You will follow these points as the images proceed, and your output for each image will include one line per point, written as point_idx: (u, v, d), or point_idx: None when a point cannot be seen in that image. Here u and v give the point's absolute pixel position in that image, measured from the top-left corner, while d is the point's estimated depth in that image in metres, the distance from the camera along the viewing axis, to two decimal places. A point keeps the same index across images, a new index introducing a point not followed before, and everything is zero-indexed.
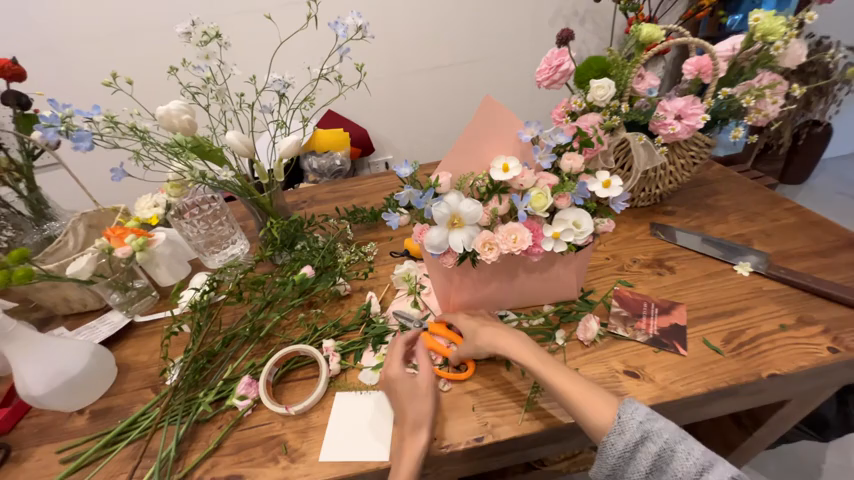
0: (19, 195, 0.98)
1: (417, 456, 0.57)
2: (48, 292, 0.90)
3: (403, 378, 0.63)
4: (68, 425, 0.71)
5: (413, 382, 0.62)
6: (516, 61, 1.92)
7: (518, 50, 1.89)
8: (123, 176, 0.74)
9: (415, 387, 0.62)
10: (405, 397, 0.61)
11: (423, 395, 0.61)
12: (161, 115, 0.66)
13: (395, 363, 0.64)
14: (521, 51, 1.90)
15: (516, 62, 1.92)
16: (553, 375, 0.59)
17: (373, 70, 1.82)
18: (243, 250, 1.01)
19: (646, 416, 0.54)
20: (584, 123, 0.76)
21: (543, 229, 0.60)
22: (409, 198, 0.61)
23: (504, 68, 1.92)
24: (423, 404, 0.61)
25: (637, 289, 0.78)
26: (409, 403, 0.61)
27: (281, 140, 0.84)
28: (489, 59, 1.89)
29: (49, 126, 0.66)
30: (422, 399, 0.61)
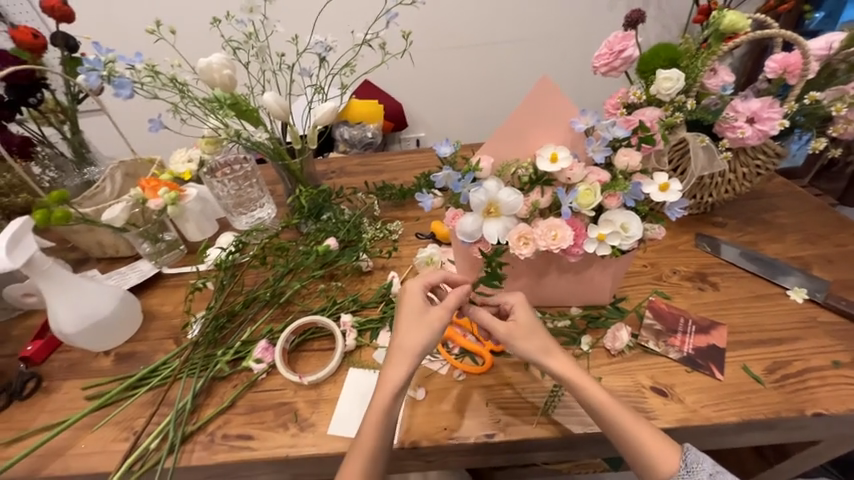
0: (63, 137, 1.01)
1: (389, 394, 0.54)
2: (85, 235, 0.93)
3: (421, 299, 0.59)
4: (94, 364, 0.74)
5: (424, 309, 0.59)
6: (566, 44, 1.80)
7: (570, 33, 1.77)
8: (160, 127, 0.73)
9: (422, 314, 0.58)
10: (408, 322, 0.58)
11: (426, 324, 0.57)
12: (203, 68, 0.66)
13: (420, 282, 0.61)
14: (574, 34, 1.78)
15: (567, 46, 1.80)
16: (587, 385, 0.55)
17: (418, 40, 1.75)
18: (269, 215, 1.00)
19: (714, 467, 0.51)
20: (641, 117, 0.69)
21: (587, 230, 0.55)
22: (446, 180, 0.58)
23: (553, 51, 1.81)
24: (422, 338, 0.56)
25: (674, 303, 0.73)
26: (409, 332, 0.57)
27: (318, 106, 0.82)
28: (538, 40, 1.78)
29: (92, 71, 0.66)
30: (423, 330, 0.57)
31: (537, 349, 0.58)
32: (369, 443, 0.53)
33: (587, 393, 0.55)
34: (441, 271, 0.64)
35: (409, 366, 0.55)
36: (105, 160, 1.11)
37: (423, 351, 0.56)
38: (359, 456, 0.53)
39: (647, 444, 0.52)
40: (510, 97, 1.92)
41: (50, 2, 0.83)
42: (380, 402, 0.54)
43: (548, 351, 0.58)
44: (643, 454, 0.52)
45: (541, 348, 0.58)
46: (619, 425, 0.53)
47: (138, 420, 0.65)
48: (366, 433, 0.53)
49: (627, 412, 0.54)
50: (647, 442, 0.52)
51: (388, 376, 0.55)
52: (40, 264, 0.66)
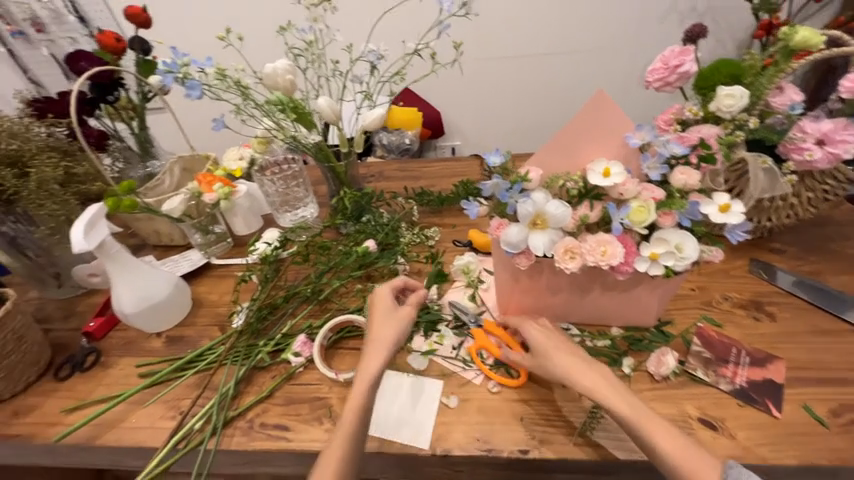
0: (132, 132, 1.10)
1: (366, 378, 0.59)
2: (145, 223, 1.00)
3: (389, 300, 0.68)
4: (146, 344, 0.79)
5: (396, 309, 0.67)
6: (611, 57, 1.76)
7: (616, 46, 1.74)
8: (223, 127, 0.78)
9: (394, 312, 0.66)
10: (381, 318, 0.65)
11: (398, 318, 0.65)
12: (269, 73, 0.72)
13: (389, 288, 0.70)
14: (620, 47, 1.74)
15: (611, 59, 1.76)
16: (619, 402, 0.54)
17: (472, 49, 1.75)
18: (312, 214, 1.04)
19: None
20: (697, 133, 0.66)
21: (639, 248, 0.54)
22: (494, 189, 0.57)
23: (597, 64, 1.77)
24: (395, 330, 0.64)
25: (725, 331, 0.69)
26: (383, 326, 0.64)
27: (367, 112, 0.83)
28: (582, 52, 1.75)
29: (169, 73, 0.72)
30: (390, 322, 0.64)
31: (562, 366, 0.58)
32: (347, 433, 0.55)
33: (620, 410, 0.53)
34: (404, 279, 0.72)
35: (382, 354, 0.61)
36: (166, 155, 1.19)
37: (396, 342, 0.63)
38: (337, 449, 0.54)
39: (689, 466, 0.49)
40: (552, 108, 1.90)
41: (133, 10, 0.92)
42: (358, 388, 0.58)
43: (573, 368, 0.58)
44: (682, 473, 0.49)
45: (563, 365, 0.58)
46: (655, 443, 0.51)
47: (184, 400, 0.68)
48: (344, 421, 0.55)
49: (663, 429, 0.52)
50: (687, 465, 0.49)
51: (365, 364, 0.60)
52: (109, 247, 0.72)
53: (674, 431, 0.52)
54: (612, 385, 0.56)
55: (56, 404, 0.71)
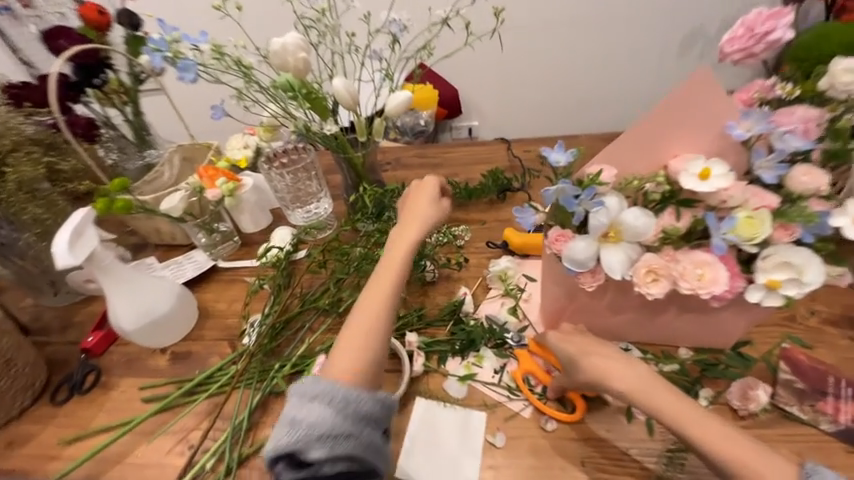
0: (126, 119, 0.99)
1: (401, 256, 0.59)
2: (144, 222, 0.91)
3: (432, 189, 0.66)
4: (151, 362, 0.71)
5: (437, 199, 0.67)
6: (667, 12, 1.40)
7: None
8: (223, 115, 0.68)
9: (434, 199, 0.66)
10: (421, 205, 0.65)
11: (436, 207, 0.65)
12: (276, 48, 0.59)
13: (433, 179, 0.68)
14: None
15: (668, 13, 1.39)
16: (673, 410, 0.47)
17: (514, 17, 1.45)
18: (326, 209, 0.93)
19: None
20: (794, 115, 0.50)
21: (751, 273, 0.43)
22: (557, 195, 0.45)
23: (648, 19, 1.41)
24: (431, 218, 0.63)
25: (816, 354, 0.59)
26: (421, 211, 0.64)
27: (389, 96, 0.71)
28: (632, 8, 1.39)
29: (157, 51, 0.60)
30: (426, 207, 0.65)
31: (598, 369, 0.51)
32: (373, 312, 0.55)
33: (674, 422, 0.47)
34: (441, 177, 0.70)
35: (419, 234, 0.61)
36: (164, 143, 1.08)
37: (431, 227, 0.63)
38: (365, 323, 0.54)
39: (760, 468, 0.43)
40: (593, 80, 1.54)
41: None
42: (393, 265, 0.58)
43: (611, 371, 0.51)
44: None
45: (600, 368, 0.51)
46: (715, 447, 0.44)
47: (195, 431, 0.61)
48: (373, 295, 0.56)
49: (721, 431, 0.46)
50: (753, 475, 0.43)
51: (402, 239, 0.61)
52: (101, 258, 0.64)
53: (729, 428, 0.46)
54: (662, 389, 0.49)
55: (55, 434, 0.64)
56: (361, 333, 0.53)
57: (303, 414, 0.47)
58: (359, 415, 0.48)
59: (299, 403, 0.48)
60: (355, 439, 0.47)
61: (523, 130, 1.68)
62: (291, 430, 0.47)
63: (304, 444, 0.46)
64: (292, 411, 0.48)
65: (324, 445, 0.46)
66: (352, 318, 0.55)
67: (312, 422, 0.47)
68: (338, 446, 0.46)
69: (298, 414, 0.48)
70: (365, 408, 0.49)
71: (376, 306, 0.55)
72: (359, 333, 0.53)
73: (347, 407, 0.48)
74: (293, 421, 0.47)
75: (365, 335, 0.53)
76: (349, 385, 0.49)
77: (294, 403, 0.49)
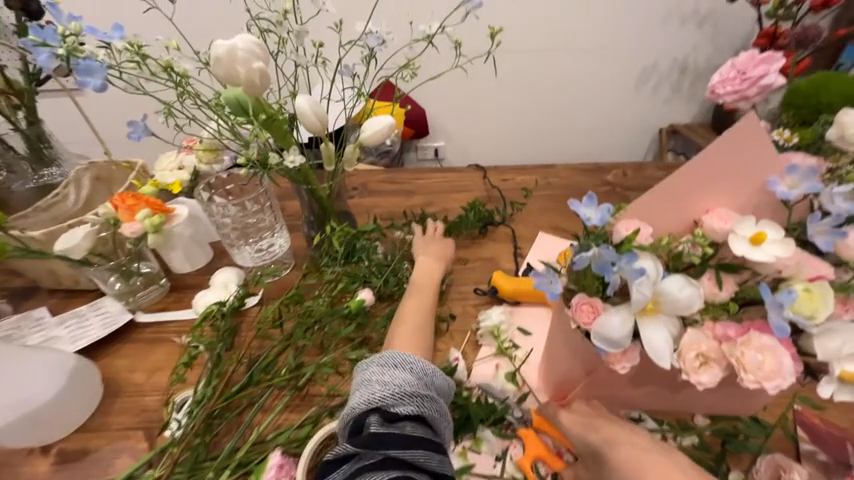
0: (15, 127, 0.77)
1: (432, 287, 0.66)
2: (32, 263, 0.70)
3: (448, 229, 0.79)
4: (26, 469, 0.51)
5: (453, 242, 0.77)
6: (631, 53, 1.40)
7: (638, 36, 1.36)
8: (144, 134, 0.52)
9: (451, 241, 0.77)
10: (442, 243, 0.75)
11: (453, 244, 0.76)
12: (221, 56, 0.45)
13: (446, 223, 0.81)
14: (643, 40, 1.37)
15: (632, 53, 1.40)
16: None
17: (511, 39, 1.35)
18: (282, 246, 0.78)
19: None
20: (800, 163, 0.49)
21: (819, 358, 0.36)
22: (590, 260, 0.37)
23: (614, 59, 1.40)
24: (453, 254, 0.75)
25: (829, 416, 0.55)
26: (441, 244, 0.75)
27: (366, 121, 0.60)
28: (599, 47, 1.37)
29: (44, 46, 0.44)
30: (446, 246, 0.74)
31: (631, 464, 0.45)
32: (416, 317, 0.60)
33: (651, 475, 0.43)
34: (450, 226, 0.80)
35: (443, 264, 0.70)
36: (71, 159, 0.86)
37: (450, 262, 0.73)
38: (413, 328, 0.59)
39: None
40: (564, 114, 1.52)
41: None
42: (428, 280, 0.67)
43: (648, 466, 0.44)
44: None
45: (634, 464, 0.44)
46: None
47: None
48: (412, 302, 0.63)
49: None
50: None
51: (431, 272, 0.68)
52: None
53: None
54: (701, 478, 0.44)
55: None
56: (411, 336, 0.58)
57: (389, 376, 0.47)
58: (436, 386, 0.49)
59: (380, 369, 0.48)
60: (437, 403, 0.47)
61: (496, 159, 1.62)
62: (380, 386, 0.46)
63: (395, 397, 0.45)
64: (375, 376, 0.48)
65: (413, 402, 0.45)
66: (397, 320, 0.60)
67: (400, 382, 0.47)
68: (424, 405, 0.46)
69: (382, 376, 0.48)
70: (440, 381, 0.50)
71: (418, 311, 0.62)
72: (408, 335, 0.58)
73: (427, 375, 0.49)
74: (378, 381, 0.47)
75: (413, 338, 0.58)
76: (420, 358, 0.51)
77: (374, 370, 0.49)
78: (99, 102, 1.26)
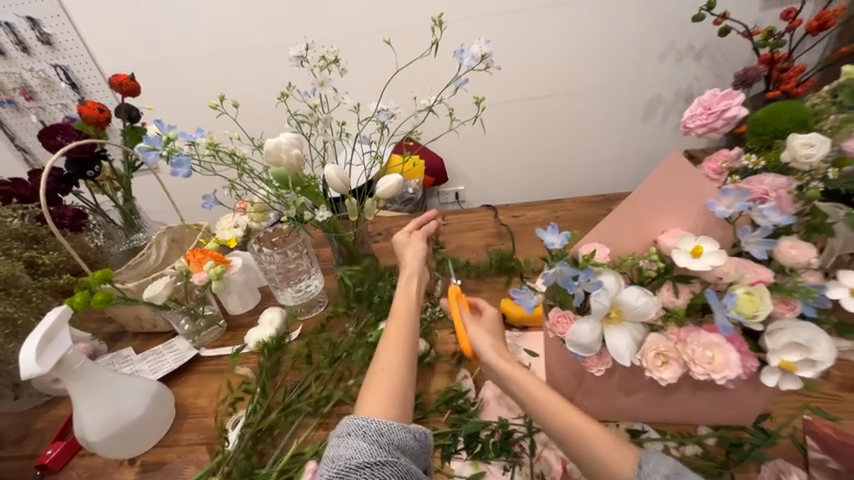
0: (115, 205, 0.99)
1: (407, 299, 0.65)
2: (124, 310, 0.87)
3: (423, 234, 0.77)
4: (118, 477, 0.63)
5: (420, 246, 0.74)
6: (630, 88, 1.47)
7: (635, 75, 1.45)
8: (214, 204, 0.68)
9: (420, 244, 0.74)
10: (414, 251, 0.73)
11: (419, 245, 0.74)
12: (270, 148, 0.61)
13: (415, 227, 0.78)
14: (639, 78, 1.45)
15: (630, 91, 1.47)
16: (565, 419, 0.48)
17: (503, 97, 1.50)
18: (318, 286, 0.92)
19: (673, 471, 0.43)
20: (759, 184, 0.55)
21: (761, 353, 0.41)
22: (556, 277, 0.45)
23: (613, 98, 1.49)
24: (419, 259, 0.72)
25: (842, 426, 0.55)
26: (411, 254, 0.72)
27: (381, 178, 0.73)
28: (595, 90, 1.47)
29: (152, 150, 0.62)
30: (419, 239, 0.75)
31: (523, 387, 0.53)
32: (404, 321, 0.62)
33: (549, 410, 0.49)
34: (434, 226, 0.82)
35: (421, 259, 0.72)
36: (153, 225, 1.07)
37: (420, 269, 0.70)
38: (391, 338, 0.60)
39: (598, 446, 0.45)
40: (571, 150, 1.61)
41: (119, 79, 0.84)
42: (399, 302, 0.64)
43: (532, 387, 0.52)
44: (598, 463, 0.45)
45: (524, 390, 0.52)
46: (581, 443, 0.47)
47: None
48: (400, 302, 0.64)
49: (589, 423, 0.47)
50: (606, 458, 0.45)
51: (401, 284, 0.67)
52: (71, 361, 0.58)
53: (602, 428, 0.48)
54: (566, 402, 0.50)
55: None
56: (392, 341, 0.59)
57: (342, 449, 0.48)
58: (395, 445, 0.49)
59: (337, 441, 0.50)
60: (394, 466, 0.46)
61: (508, 198, 1.75)
62: (332, 463, 0.48)
63: (342, 475, 0.46)
64: (332, 449, 0.49)
65: (361, 475, 0.45)
66: (387, 326, 0.62)
67: (350, 454, 0.47)
68: (376, 474, 0.46)
69: (337, 449, 0.49)
70: (400, 438, 0.50)
71: (404, 311, 0.64)
72: (393, 334, 0.61)
73: (381, 437, 0.49)
74: (331, 459, 0.48)
75: (396, 338, 0.60)
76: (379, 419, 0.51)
77: (332, 443, 0.50)
78: (178, 180, 1.54)
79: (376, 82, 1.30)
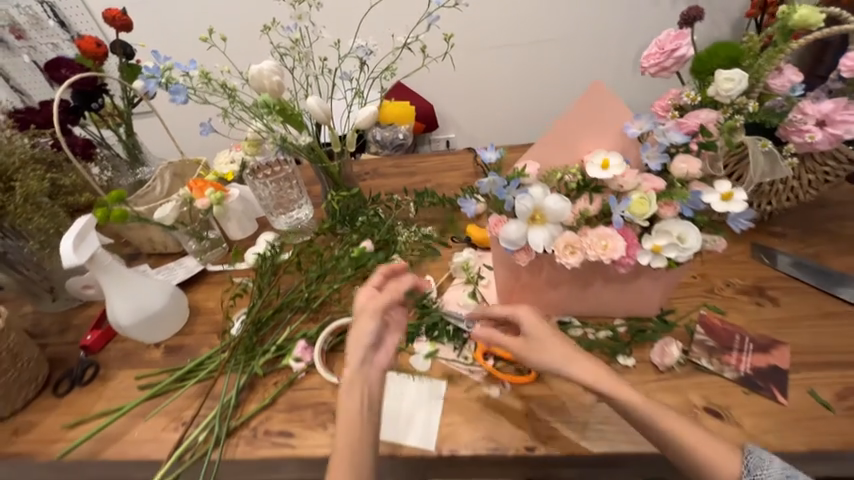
0: (118, 138, 1.06)
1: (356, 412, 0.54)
2: (137, 232, 0.98)
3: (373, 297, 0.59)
4: (146, 355, 0.78)
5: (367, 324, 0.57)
6: (616, 30, 1.48)
7: (619, 22, 1.47)
8: (210, 131, 0.76)
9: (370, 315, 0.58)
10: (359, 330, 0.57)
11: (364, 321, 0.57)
12: (253, 75, 0.70)
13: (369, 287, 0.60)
14: (625, 18, 1.46)
15: (617, 32, 1.49)
16: (677, 430, 0.50)
17: (490, 38, 1.50)
18: (307, 216, 1.03)
19: (784, 472, 0.47)
20: (695, 119, 0.62)
21: (640, 241, 0.53)
22: (490, 187, 0.57)
23: (600, 40, 1.51)
24: (359, 342, 0.57)
25: (729, 318, 0.68)
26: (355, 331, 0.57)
27: (358, 110, 0.80)
28: (582, 30, 1.48)
29: (152, 78, 0.69)
30: (373, 308, 0.58)
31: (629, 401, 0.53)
32: (347, 440, 0.53)
33: (642, 408, 0.52)
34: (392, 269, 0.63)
35: (366, 338, 0.57)
36: (155, 161, 1.16)
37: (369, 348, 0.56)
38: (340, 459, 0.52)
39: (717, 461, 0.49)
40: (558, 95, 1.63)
41: (112, 13, 0.88)
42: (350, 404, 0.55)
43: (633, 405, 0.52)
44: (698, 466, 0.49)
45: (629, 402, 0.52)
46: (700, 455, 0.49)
47: (187, 412, 0.68)
48: (348, 413, 0.54)
49: (683, 424, 0.51)
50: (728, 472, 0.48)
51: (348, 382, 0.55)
52: (101, 259, 0.71)
53: (710, 437, 0.50)
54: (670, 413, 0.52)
55: (57, 420, 0.71)
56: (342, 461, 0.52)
57: None
58: None
59: None
60: None
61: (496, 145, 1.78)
62: None
63: None
64: None
65: None
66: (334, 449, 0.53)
67: None
68: None
69: None
70: None
71: (352, 424, 0.54)
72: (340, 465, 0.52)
73: None
74: None
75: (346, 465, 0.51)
76: None
77: None
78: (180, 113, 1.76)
79: (358, 19, 1.32)
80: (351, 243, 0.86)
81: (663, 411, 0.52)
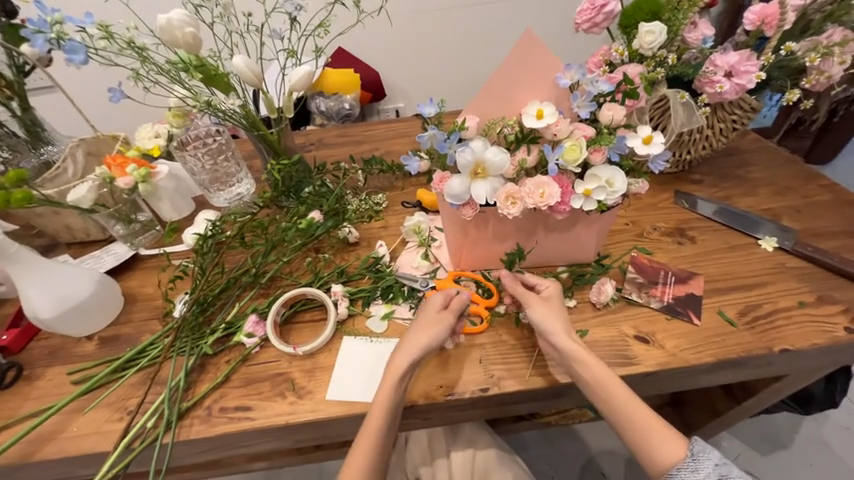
0: (12, 114, 0.91)
1: (387, 408, 0.57)
2: (50, 219, 0.88)
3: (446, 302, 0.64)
4: (77, 349, 0.72)
5: (427, 330, 0.61)
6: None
7: None
8: (122, 97, 0.68)
9: (432, 321, 0.62)
10: (421, 329, 0.61)
11: (429, 324, 0.61)
12: (162, 25, 0.62)
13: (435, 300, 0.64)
14: None
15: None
16: (635, 420, 0.56)
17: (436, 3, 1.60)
18: (248, 190, 0.97)
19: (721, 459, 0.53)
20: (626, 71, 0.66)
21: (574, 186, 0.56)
22: (431, 141, 0.58)
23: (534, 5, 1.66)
24: (418, 342, 0.60)
25: (655, 257, 0.75)
26: (418, 330, 0.61)
27: (291, 70, 0.75)
28: None
29: (38, 34, 0.60)
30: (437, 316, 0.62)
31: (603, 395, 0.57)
32: (378, 424, 0.57)
33: (616, 398, 0.56)
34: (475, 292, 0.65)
35: (425, 340, 0.60)
36: (63, 139, 1.02)
37: (426, 348, 0.60)
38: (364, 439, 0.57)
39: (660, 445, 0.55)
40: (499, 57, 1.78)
41: None
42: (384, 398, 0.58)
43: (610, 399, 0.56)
44: (655, 455, 0.55)
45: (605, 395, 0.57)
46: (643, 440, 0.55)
47: (131, 400, 0.65)
48: (380, 406, 0.57)
49: (643, 410, 0.56)
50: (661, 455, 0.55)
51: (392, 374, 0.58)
52: (3, 246, 0.63)
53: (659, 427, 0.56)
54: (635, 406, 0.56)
55: None
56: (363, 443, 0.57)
57: None
58: None
59: None
60: None
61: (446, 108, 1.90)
62: None
63: None
64: None
65: None
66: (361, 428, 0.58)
67: None
68: None
69: None
70: None
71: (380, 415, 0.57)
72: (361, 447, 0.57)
73: None
74: None
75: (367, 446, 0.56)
76: None
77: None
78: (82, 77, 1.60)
79: None
80: (298, 216, 0.83)
81: (636, 402, 0.56)
